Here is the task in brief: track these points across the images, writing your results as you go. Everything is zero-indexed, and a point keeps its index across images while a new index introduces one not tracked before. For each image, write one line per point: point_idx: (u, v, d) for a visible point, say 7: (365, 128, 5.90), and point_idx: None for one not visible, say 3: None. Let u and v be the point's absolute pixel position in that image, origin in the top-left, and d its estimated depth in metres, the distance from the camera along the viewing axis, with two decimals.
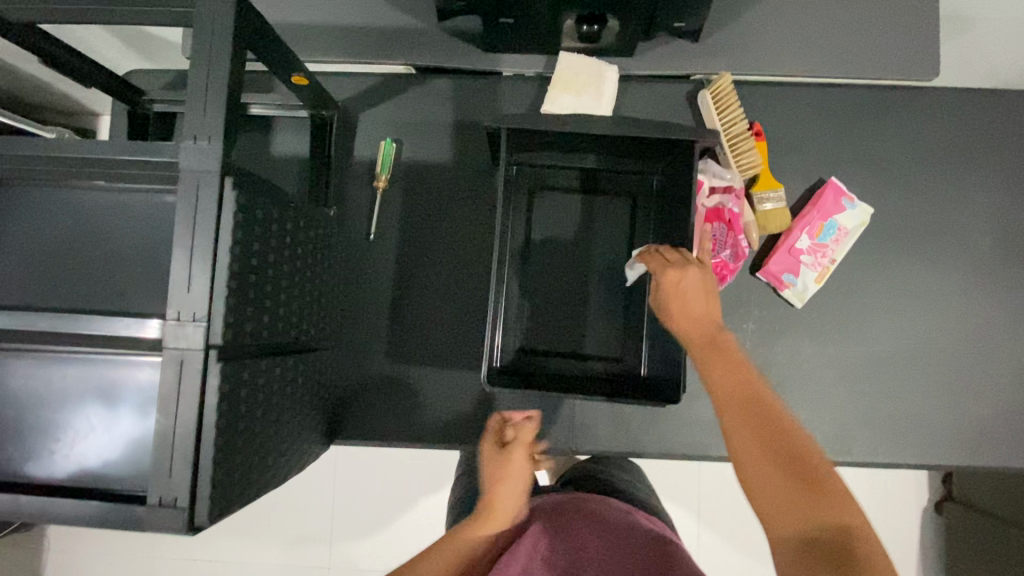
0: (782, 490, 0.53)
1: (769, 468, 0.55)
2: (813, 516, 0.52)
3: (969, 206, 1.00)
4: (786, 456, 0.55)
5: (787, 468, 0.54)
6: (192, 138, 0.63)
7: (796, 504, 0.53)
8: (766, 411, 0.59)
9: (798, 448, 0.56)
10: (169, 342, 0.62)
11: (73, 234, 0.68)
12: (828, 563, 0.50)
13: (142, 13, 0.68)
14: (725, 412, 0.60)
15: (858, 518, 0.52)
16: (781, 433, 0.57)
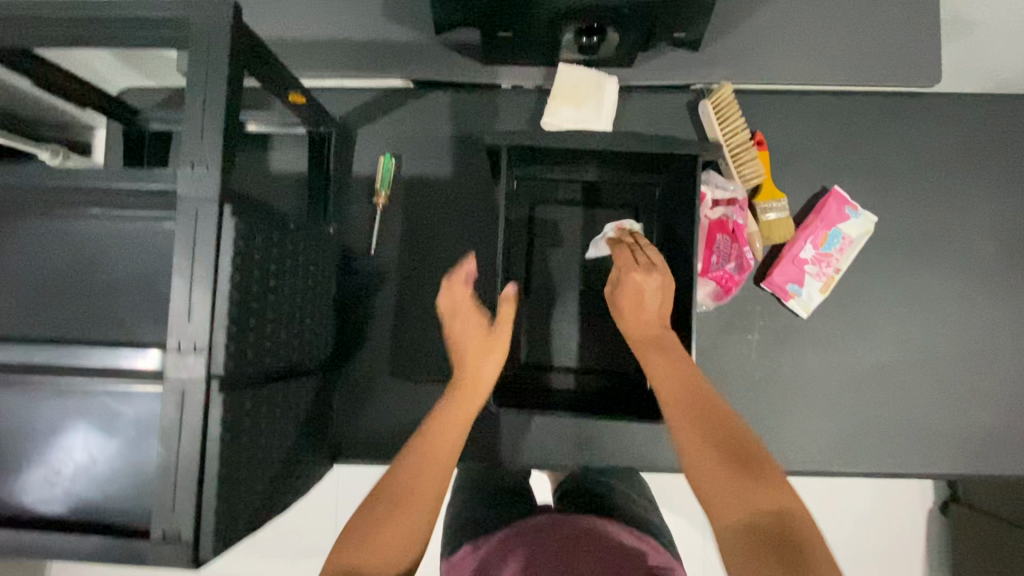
0: (726, 475, 0.63)
1: (713, 459, 0.65)
2: (754, 497, 0.61)
3: (972, 212, 1.00)
4: (726, 446, 0.65)
5: (728, 455, 0.65)
6: (190, 164, 0.62)
7: (740, 486, 0.62)
8: (708, 408, 0.70)
9: (738, 439, 0.66)
10: (170, 373, 0.61)
11: (69, 263, 0.67)
12: (764, 541, 0.59)
13: (137, 37, 0.67)
14: (674, 411, 0.71)
15: (792, 500, 0.62)
16: (722, 426, 0.68)
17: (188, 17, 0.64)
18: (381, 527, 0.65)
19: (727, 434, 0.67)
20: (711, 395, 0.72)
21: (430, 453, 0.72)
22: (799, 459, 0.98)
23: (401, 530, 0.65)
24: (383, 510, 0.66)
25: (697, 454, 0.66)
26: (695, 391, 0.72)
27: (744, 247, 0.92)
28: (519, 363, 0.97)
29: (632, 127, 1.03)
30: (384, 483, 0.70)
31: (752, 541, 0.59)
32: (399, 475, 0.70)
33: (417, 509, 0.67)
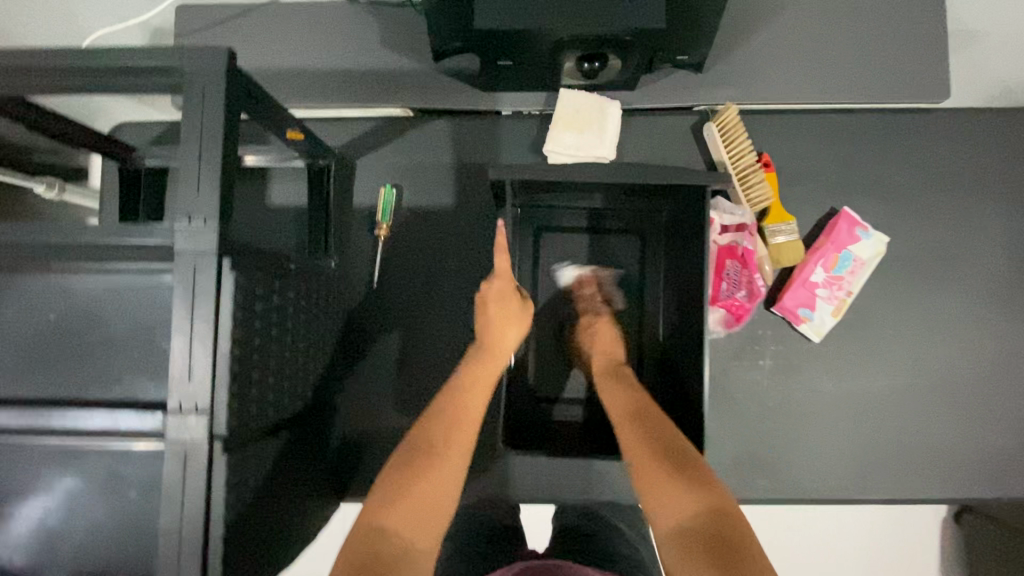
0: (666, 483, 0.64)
1: (657, 468, 0.66)
2: (692, 503, 0.62)
3: (984, 228, 0.98)
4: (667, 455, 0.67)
5: (667, 463, 0.66)
6: (186, 218, 0.60)
7: (678, 493, 0.63)
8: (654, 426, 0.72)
9: (680, 450, 0.68)
10: (172, 435, 0.59)
11: (66, 319, 0.65)
12: (707, 545, 0.57)
13: (131, 85, 0.65)
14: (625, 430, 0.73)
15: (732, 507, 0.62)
16: (666, 439, 0.70)
17: (180, 65, 0.62)
18: (406, 490, 0.62)
19: (671, 447, 0.69)
20: (659, 416, 0.75)
21: (452, 423, 0.70)
22: (815, 486, 0.96)
23: (432, 490, 0.63)
24: (412, 465, 0.65)
25: (642, 467, 0.68)
26: (642, 411, 0.75)
27: (754, 273, 0.90)
28: (526, 396, 0.95)
29: (637, 150, 1.01)
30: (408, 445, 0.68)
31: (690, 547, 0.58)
32: (416, 444, 0.67)
33: (444, 475, 0.65)
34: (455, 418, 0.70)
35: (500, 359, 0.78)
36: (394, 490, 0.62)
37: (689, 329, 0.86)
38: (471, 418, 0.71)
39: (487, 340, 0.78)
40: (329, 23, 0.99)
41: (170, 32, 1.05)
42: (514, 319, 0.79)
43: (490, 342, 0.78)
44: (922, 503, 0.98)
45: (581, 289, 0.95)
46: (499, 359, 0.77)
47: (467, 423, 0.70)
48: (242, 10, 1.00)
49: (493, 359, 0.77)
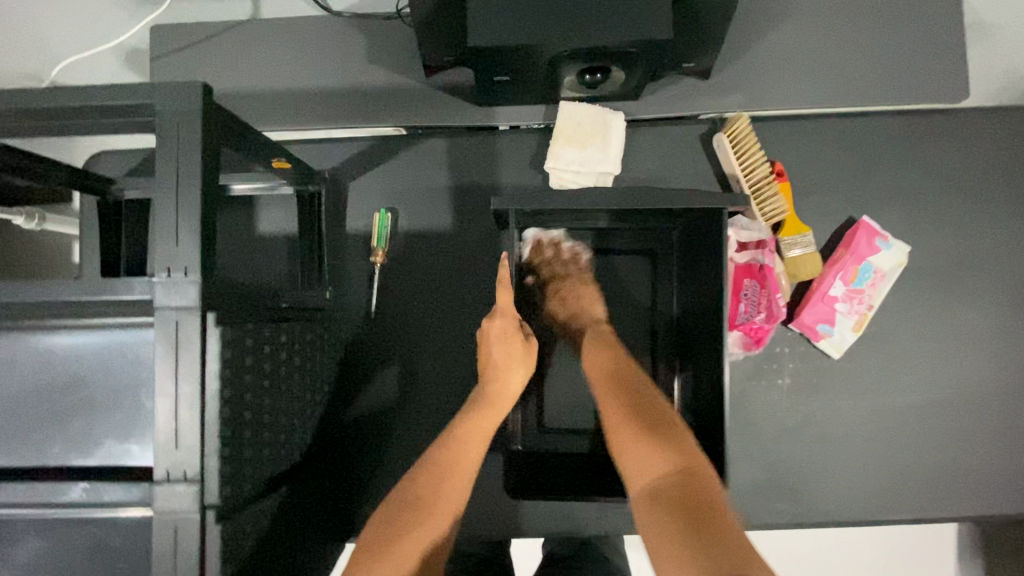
0: (637, 441, 0.63)
1: (634, 432, 0.64)
2: (663, 460, 0.60)
3: (1007, 234, 0.94)
4: (643, 414, 0.65)
5: (642, 421, 0.64)
6: (165, 271, 0.55)
7: (654, 452, 0.61)
8: (631, 381, 0.70)
9: (658, 409, 0.67)
10: (160, 506, 0.55)
11: (41, 380, 0.60)
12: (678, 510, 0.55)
13: (101, 123, 0.60)
14: (600, 387, 0.71)
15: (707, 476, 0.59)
16: (645, 403, 0.67)
17: (151, 101, 0.56)
18: (387, 548, 0.59)
19: (651, 411, 0.66)
20: (637, 372, 0.72)
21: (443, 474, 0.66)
22: (839, 510, 0.92)
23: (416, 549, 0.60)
24: (394, 525, 0.61)
25: (619, 429, 0.65)
26: (620, 369, 0.72)
27: (773, 293, 0.86)
28: (534, 425, 0.92)
29: (643, 163, 0.96)
30: (392, 501, 0.64)
31: (659, 505, 0.57)
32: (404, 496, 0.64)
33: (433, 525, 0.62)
34: (449, 465, 0.66)
35: (505, 406, 0.73)
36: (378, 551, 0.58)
37: (706, 355, 0.82)
38: (467, 464, 0.67)
39: (491, 381, 0.73)
40: (314, 39, 0.93)
41: (147, 53, 0.97)
42: (518, 359, 0.74)
43: (496, 387, 0.73)
44: (950, 521, 0.94)
45: (543, 254, 0.90)
46: (503, 403, 0.73)
47: (463, 473, 0.67)
48: (222, 28, 0.94)
49: (499, 405, 0.72)
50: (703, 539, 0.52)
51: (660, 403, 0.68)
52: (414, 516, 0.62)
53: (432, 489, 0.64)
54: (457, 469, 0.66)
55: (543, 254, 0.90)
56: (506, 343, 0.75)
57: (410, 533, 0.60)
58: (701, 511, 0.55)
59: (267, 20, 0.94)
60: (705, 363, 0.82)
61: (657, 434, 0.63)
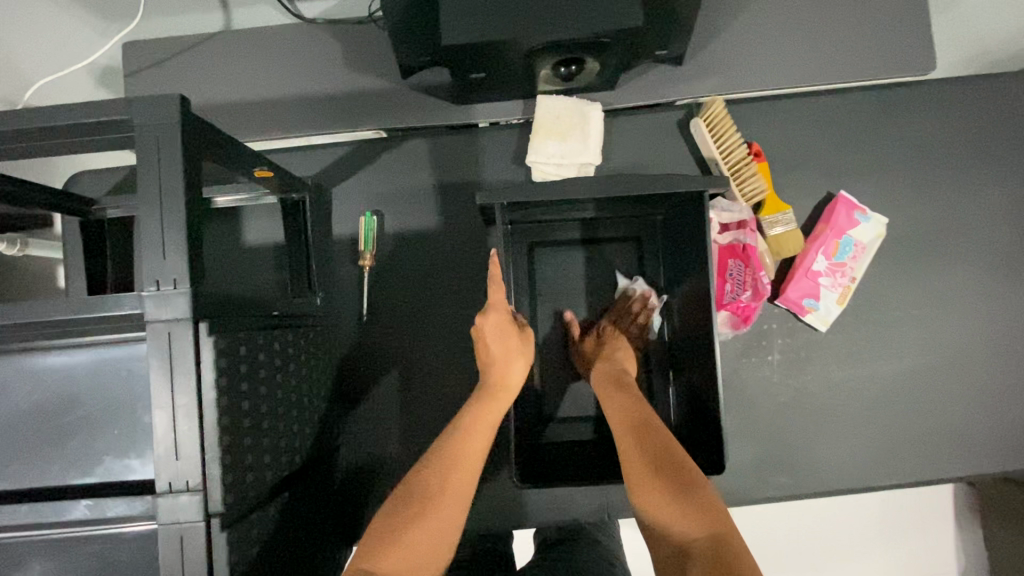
0: (662, 502, 0.58)
1: (652, 487, 0.60)
2: (689, 522, 0.55)
3: (981, 199, 0.96)
4: (665, 468, 0.61)
5: (668, 477, 0.60)
6: (154, 284, 0.54)
7: (673, 512, 0.56)
8: (653, 431, 0.67)
9: (678, 459, 0.62)
10: (164, 518, 0.54)
11: (37, 402, 0.61)
12: (702, 572, 0.50)
13: (81, 141, 0.60)
14: (624, 442, 0.68)
15: (734, 531, 0.53)
16: (663, 453, 0.63)
17: (128, 115, 0.56)
18: (395, 539, 0.58)
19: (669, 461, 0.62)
20: (657, 424, 0.68)
21: (450, 465, 0.66)
22: (835, 479, 0.94)
23: (427, 540, 0.60)
24: (402, 514, 0.61)
25: (638, 483, 0.62)
26: (644, 421, 0.69)
27: (757, 271, 0.87)
28: (534, 416, 0.93)
29: (623, 153, 0.98)
30: (400, 490, 0.64)
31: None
32: (413, 486, 0.64)
33: (446, 517, 0.62)
34: (456, 458, 0.66)
35: (508, 395, 0.75)
36: (387, 542, 0.58)
37: (697, 336, 0.83)
38: (472, 452, 0.68)
39: (494, 376, 0.75)
40: (290, 47, 0.94)
41: (120, 69, 0.99)
42: (516, 351, 0.76)
43: (497, 381, 0.75)
44: (945, 483, 0.96)
45: (631, 305, 0.90)
46: (504, 396, 0.74)
47: (468, 462, 0.67)
48: (198, 40, 0.94)
49: (501, 396, 0.74)
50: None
51: (684, 458, 0.63)
52: (422, 506, 0.61)
53: (439, 477, 0.64)
54: (461, 460, 0.66)
55: (633, 303, 0.89)
56: (505, 334, 0.77)
57: (418, 523, 0.60)
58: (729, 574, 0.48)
59: (243, 30, 0.94)
60: (698, 343, 0.83)
61: (676, 488, 0.58)
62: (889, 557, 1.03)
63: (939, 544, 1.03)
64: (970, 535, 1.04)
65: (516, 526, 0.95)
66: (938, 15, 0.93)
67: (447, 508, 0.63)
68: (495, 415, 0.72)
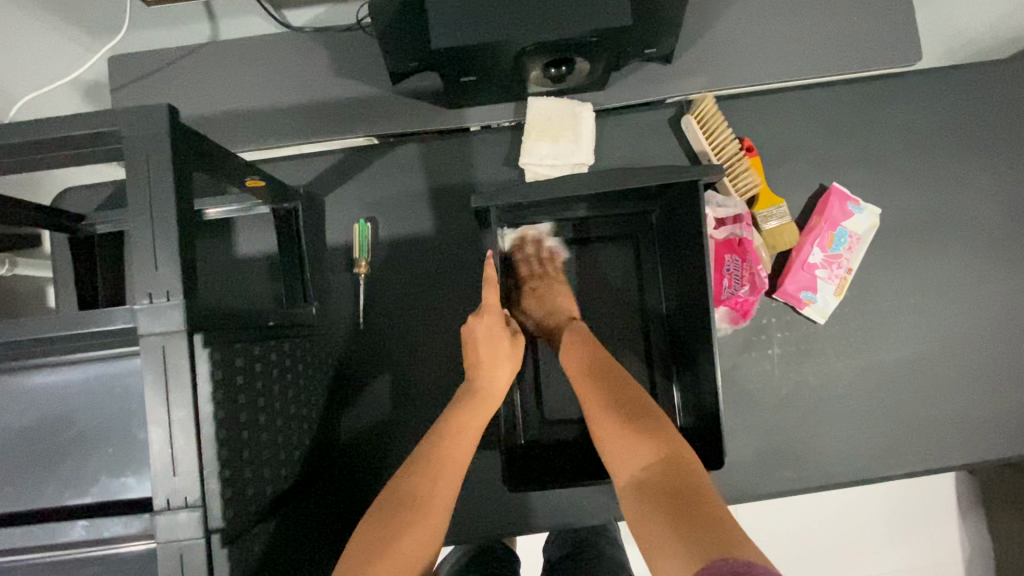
0: (620, 435, 0.64)
1: (610, 420, 0.66)
2: (646, 449, 0.62)
3: (972, 187, 0.97)
4: (622, 408, 0.67)
5: (622, 412, 0.66)
6: (146, 297, 0.53)
7: (631, 442, 0.63)
8: (606, 369, 0.73)
9: (632, 395, 0.69)
10: (163, 536, 0.53)
11: (30, 423, 0.59)
12: (658, 492, 0.57)
13: (70, 155, 0.60)
14: (580, 382, 0.73)
15: (682, 453, 0.61)
16: (619, 388, 0.70)
17: (115, 126, 0.55)
18: (385, 548, 0.58)
19: (626, 396, 0.68)
20: (612, 362, 0.74)
21: (437, 469, 0.66)
22: (841, 472, 0.94)
23: (416, 547, 0.60)
24: (393, 522, 0.60)
25: (598, 417, 0.68)
26: (600, 359, 0.75)
27: (754, 264, 0.87)
28: (535, 418, 0.93)
29: (616, 152, 0.98)
30: (386, 498, 0.63)
31: (648, 502, 0.57)
32: (402, 493, 0.63)
33: (434, 525, 0.62)
34: (443, 460, 0.66)
35: (492, 400, 0.74)
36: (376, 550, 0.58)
37: (696, 331, 0.83)
38: (457, 456, 0.68)
39: (477, 380, 0.75)
40: (279, 55, 0.93)
41: (106, 84, 0.99)
42: (504, 356, 0.76)
43: (484, 384, 0.74)
44: (948, 471, 0.96)
45: (523, 250, 0.93)
46: (490, 399, 0.74)
47: (454, 464, 0.67)
48: (187, 51, 0.93)
49: (485, 402, 0.73)
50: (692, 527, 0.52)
51: (638, 393, 0.69)
52: (412, 514, 0.61)
53: (429, 483, 0.64)
54: (448, 464, 0.66)
55: (522, 249, 0.92)
56: (492, 334, 0.76)
57: (410, 530, 0.60)
58: (682, 492, 0.56)
59: (231, 40, 0.94)
60: (698, 342, 0.83)
61: (629, 419, 0.65)
62: (896, 548, 1.03)
63: (945, 534, 1.03)
64: (975, 523, 1.04)
65: (521, 530, 0.94)
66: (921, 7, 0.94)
67: (437, 506, 0.63)
68: (481, 419, 0.72)
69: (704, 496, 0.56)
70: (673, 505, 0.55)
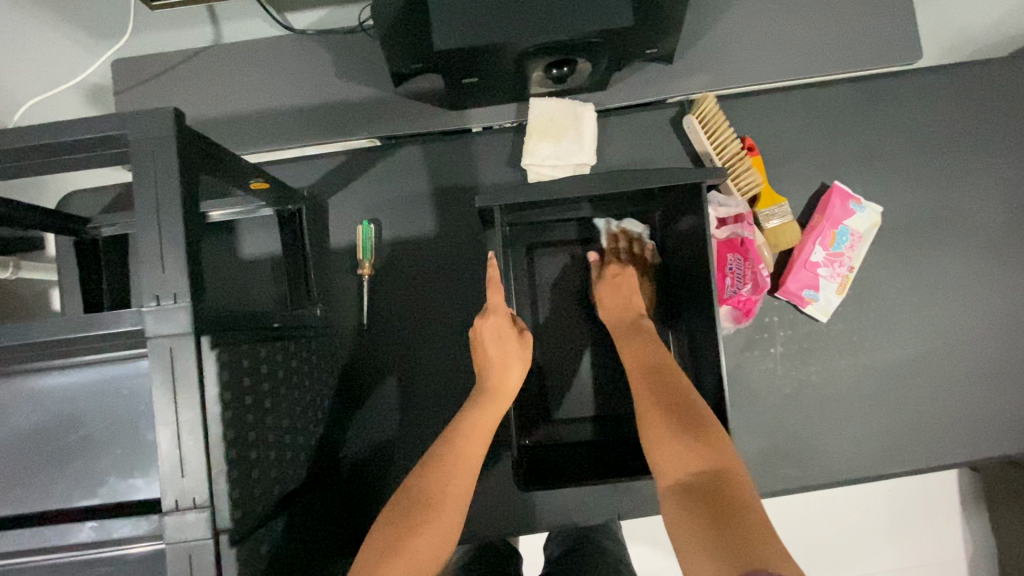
0: (672, 438, 0.64)
1: (664, 422, 0.66)
2: (695, 456, 0.62)
3: (972, 186, 0.97)
4: (679, 411, 0.67)
5: (676, 416, 0.66)
6: (154, 299, 0.54)
7: (683, 447, 0.63)
8: (665, 372, 0.73)
9: (689, 400, 0.69)
10: (171, 537, 0.53)
11: (37, 424, 0.60)
12: (705, 498, 0.58)
13: (77, 158, 0.60)
14: (637, 382, 0.74)
15: (733, 465, 0.61)
16: (676, 392, 0.70)
17: (122, 129, 0.55)
18: (400, 547, 0.59)
19: (681, 400, 0.69)
20: (673, 366, 0.74)
21: (453, 468, 0.66)
22: (844, 469, 0.94)
23: (430, 547, 0.61)
24: (406, 522, 0.61)
25: (649, 417, 0.68)
26: (659, 360, 0.75)
27: (757, 263, 0.88)
28: (540, 417, 0.94)
29: (617, 152, 0.98)
30: (402, 498, 0.64)
31: (691, 506, 0.58)
32: (416, 494, 0.64)
33: (447, 524, 0.63)
34: (456, 460, 0.66)
35: (506, 400, 0.74)
36: (391, 549, 0.59)
37: (700, 329, 0.83)
38: (470, 454, 0.68)
39: (490, 381, 0.75)
40: (282, 58, 0.93)
41: (110, 87, 0.98)
42: (514, 356, 0.76)
43: (495, 385, 0.75)
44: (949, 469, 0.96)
45: (618, 242, 0.91)
46: (502, 397, 0.74)
47: (470, 463, 0.68)
48: (190, 55, 0.94)
49: (497, 400, 0.74)
50: (733, 543, 0.52)
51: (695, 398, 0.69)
52: (424, 514, 0.62)
53: (440, 483, 0.65)
54: (461, 463, 0.67)
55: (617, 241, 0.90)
56: (510, 336, 0.77)
57: (423, 531, 0.61)
58: (729, 503, 0.57)
59: (234, 44, 0.94)
60: (701, 341, 0.83)
61: (684, 424, 0.65)
62: (899, 546, 1.03)
63: (948, 531, 1.03)
64: (977, 521, 1.04)
65: (525, 530, 0.94)
66: (921, 7, 0.94)
67: (450, 505, 0.64)
68: (494, 419, 0.72)
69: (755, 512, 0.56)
70: (719, 513, 0.56)
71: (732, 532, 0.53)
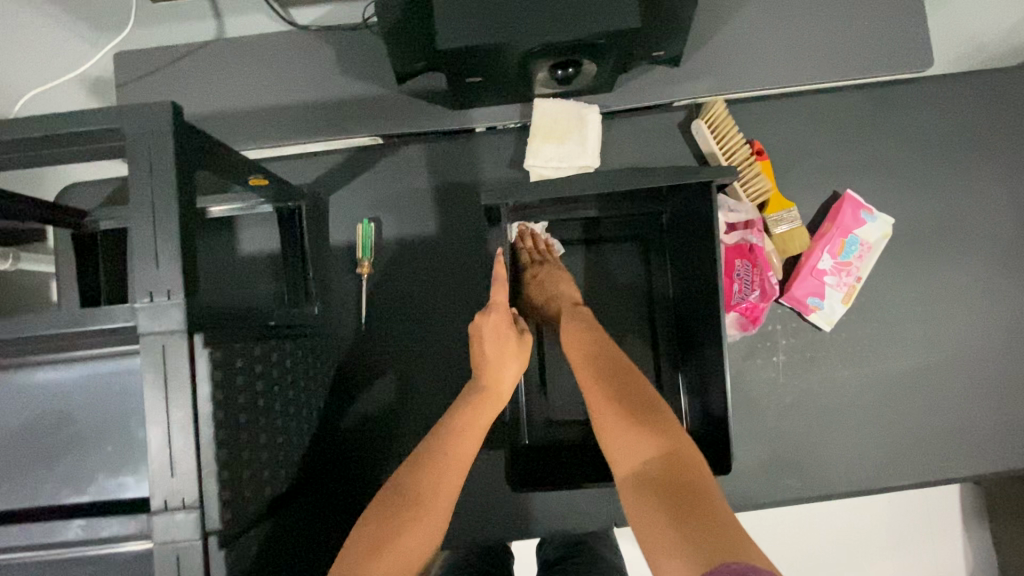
0: (625, 429, 0.63)
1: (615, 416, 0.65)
2: (648, 446, 0.61)
3: (983, 196, 0.96)
4: (630, 401, 0.65)
5: (627, 406, 0.65)
6: (147, 296, 0.52)
7: (637, 439, 0.62)
8: (609, 357, 0.70)
9: (639, 390, 0.67)
10: (159, 537, 0.52)
11: (27, 421, 0.59)
12: (660, 488, 0.57)
13: (71, 151, 0.59)
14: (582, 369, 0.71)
15: (685, 452, 0.60)
16: (626, 379, 0.68)
17: (118, 123, 0.54)
18: (385, 545, 0.58)
19: (631, 388, 0.67)
20: (619, 353, 0.72)
21: (441, 467, 0.65)
22: (845, 479, 0.93)
23: (414, 544, 0.59)
24: (393, 520, 0.60)
25: (601, 408, 0.66)
26: (603, 345, 0.72)
27: (766, 271, 0.87)
28: (539, 419, 0.93)
29: (623, 154, 0.97)
30: (389, 494, 0.63)
31: (647, 494, 0.57)
32: (404, 491, 0.63)
33: (433, 522, 0.61)
34: (441, 459, 0.66)
35: (500, 399, 0.74)
36: (375, 548, 0.57)
37: (706, 335, 0.82)
38: (460, 454, 0.67)
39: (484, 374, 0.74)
40: (285, 54, 0.93)
41: (112, 82, 0.98)
42: (512, 353, 0.75)
43: (492, 384, 0.73)
44: (952, 484, 0.95)
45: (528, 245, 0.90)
46: (493, 398, 0.73)
47: (458, 461, 0.67)
48: (192, 48, 0.93)
49: (488, 400, 0.72)
50: (688, 526, 0.52)
51: (644, 386, 0.68)
52: (413, 511, 0.61)
53: (430, 482, 0.64)
54: (450, 462, 0.66)
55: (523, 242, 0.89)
56: (505, 330, 0.76)
57: (408, 532, 0.59)
58: (686, 492, 0.56)
59: (237, 38, 0.93)
60: (705, 347, 0.82)
61: (632, 413, 0.64)
62: (899, 558, 1.01)
63: (947, 546, 1.02)
64: (979, 536, 1.02)
65: (520, 534, 0.93)
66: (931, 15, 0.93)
67: (438, 505, 0.63)
68: (483, 419, 0.71)
69: (712, 501, 0.55)
70: (675, 502, 0.55)
71: (686, 522, 0.53)
